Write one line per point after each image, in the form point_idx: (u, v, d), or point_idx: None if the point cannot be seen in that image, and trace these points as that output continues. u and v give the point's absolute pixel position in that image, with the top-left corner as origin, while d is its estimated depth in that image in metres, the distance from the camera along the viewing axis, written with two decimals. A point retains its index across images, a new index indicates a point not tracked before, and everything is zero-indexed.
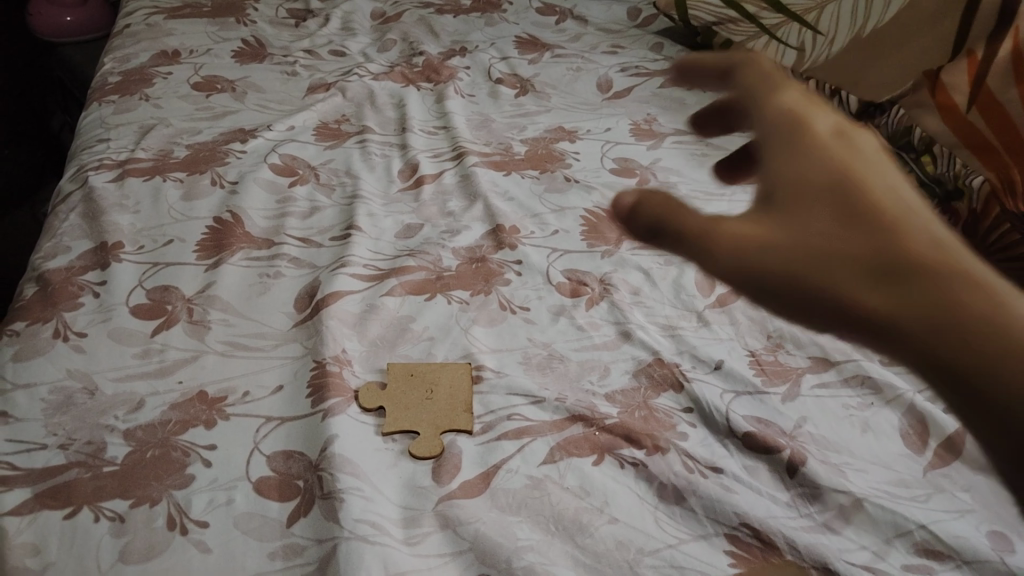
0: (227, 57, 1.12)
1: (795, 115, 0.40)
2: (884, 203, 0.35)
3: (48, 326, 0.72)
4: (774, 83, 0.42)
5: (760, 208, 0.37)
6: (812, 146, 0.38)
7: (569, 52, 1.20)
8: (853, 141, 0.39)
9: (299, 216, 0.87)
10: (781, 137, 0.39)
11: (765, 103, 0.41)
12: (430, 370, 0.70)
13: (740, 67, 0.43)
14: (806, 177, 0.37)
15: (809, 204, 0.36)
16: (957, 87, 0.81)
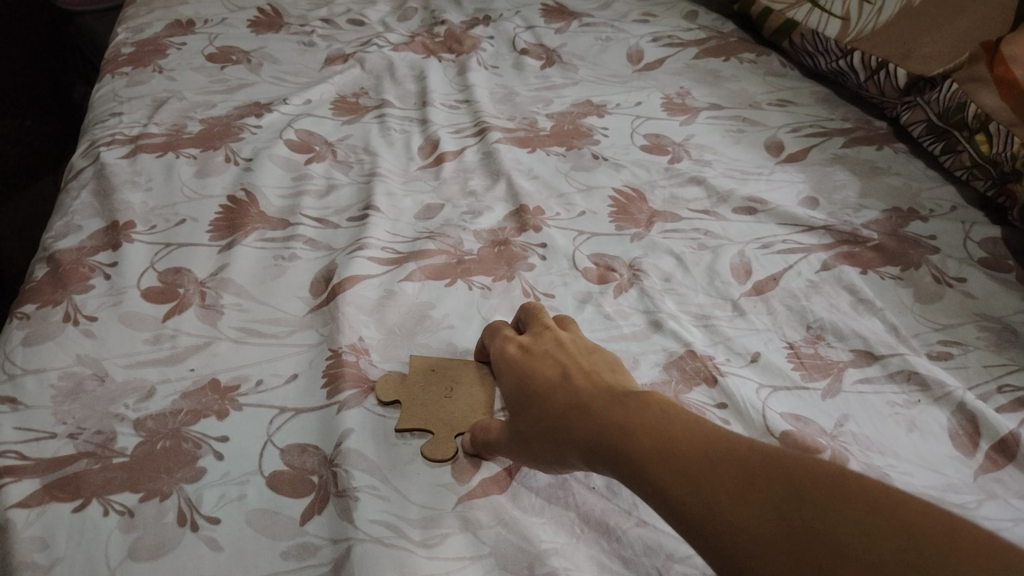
0: (242, 27, 1.08)
1: (519, 361, 0.59)
2: (585, 403, 0.51)
3: (58, 309, 0.70)
4: (501, 345, 0.62)
5: (525, 427, 0.54)
6: (541, 382, 0.56)
7: (597, 21, 1.14)
8: (564, 369, 0.56)
9: (315, 194, 0.84)
10: (523, 381, 0.57)
11: (494, 350, 0.63)
12: (451, 368, 0.67)
13: (490, 337, 0.65)
14: (539, 402, 0.54)
15: (544, 424, 0.52)
16: (1017, 59, 0.77)
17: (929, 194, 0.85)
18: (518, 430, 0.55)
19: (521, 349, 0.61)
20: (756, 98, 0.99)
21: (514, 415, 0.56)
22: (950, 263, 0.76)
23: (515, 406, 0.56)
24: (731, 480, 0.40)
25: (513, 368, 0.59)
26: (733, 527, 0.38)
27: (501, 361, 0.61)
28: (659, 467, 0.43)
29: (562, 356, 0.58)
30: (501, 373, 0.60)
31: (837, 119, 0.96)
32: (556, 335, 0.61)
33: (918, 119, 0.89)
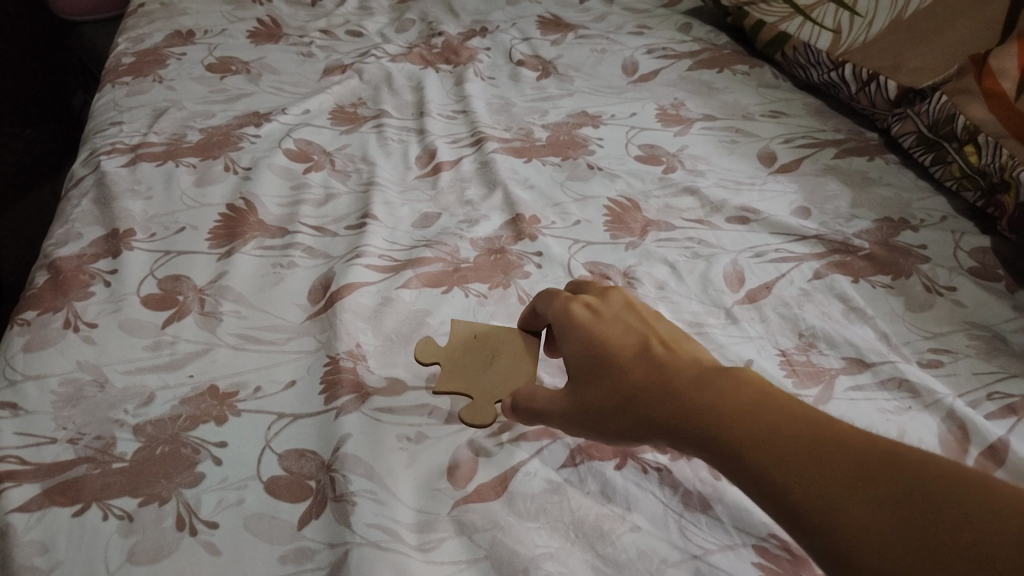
0: (241, 37, 1.09)
1: (589, 325, 0.57)
2: (666, 377, 0.50)
3: (58, 316, 0.71)
4: (565, 306, 0.61)
5: (603, 401, 0.53)
6: (612, 348, 0.55)
7: (593, 33, 1.16)
8: (642, 341, 0.55)
9: (313, 203, 0.85)
10: (597, 350, 0.55)
11: (554, 312, 0.61)
12: (491, 334, 0.68)
13: (548, 298, 0.63)
14: (617, 373, 0.53)
15: (620, 397, 0.52)
16: (1006, 72, 0.79)
17: (920, 204, 0.86)
18: (593, 401, 0.54)
19: (588, 313, 0.59)
20: (749, 110, 1.01)
21: (587, 385, 0.54)
22: (940, 272, 0.77)
23: (585, 374, 0.55)
24: (839, 470, 0.41)
25: (581, 333, 0.57)
26: (844, 515, 0.39)
27: (564, 324, 0.59)
28: (760, 454, 0.43)
29: (637, 327, 0.57)
30: (567, 339, 0.58)
31: (829, 131, 0.97)
32: (625, 302, 0.60)
33: (908, 131, 0.90)
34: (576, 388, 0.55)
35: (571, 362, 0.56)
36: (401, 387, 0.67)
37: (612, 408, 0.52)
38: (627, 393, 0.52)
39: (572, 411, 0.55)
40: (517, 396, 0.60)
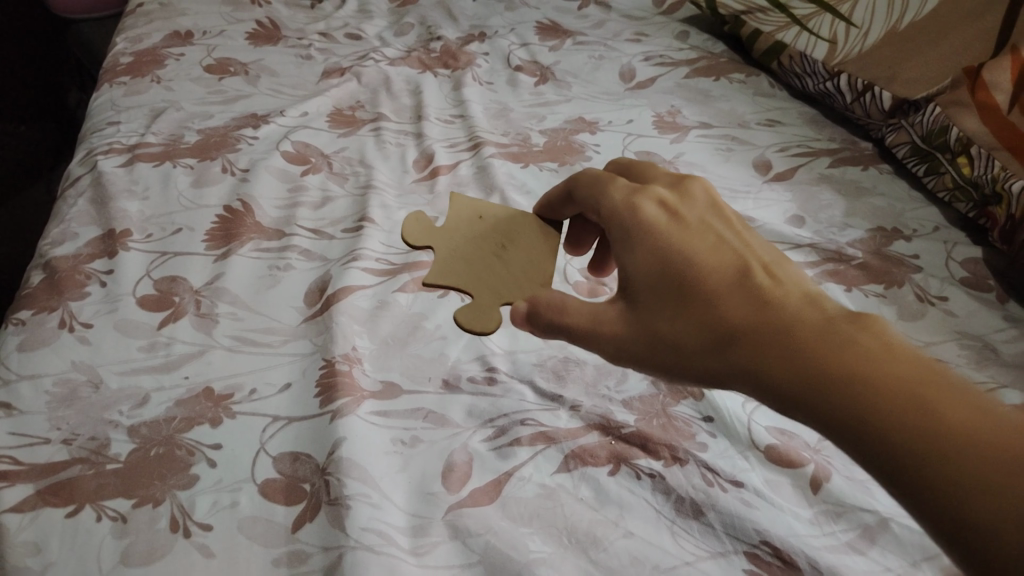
0: (240, 39, 1.09)
1: (661, 231, 0.54)
2: (749, 308, 0.47)
3: (54, 315, 0.71)
4: (634, 205, 0.57)
5: (670, 324, 0.50)
6: (686, 267, 0.51)
7: (591, 39, 1.16)
8: (723, 258, 0.52)
9: (310, 206, 0.85)
10: (668, 262, 0.52)
11: (618, 209, 0.58)
12: (501, 226, 0.72)
13: (612, 192, 0.60)
14: (691, 294, 0.50)
15: (693, 321, 0.49)
16: (998, 85, 0.80)
17: (913, 214, 0.87)
18: (658, 322, 0.51)
19: (660, 217, 0.55)
20: (745, 118, 1.01)
21: (652, 303, 0.51)
22: (932, 283, 0.77)
23: (653, 288, 0.52)
24: (930, 419, 0.38)
25: (652, 241, 0.54)
26: (934, 468, 0.36)
27: (632, 226, 0.56)
28: (844, 392, 0.41)
29: (717, 239, 0.54)
30: (632, 244, 0.55)
31: (824, 140, 0.98)
32: (705, 208, 0.57)
33: (902, 141, 0.91)
34: (640, 304, 0.52)
35: (636, 270, 0.53)
36: (396, 392, 0.67)
37: (676, 333, 0.49)
38: (696, 319, 0.49)
39: (624, 328, 0.52)
40: (560, 302, 0.57)
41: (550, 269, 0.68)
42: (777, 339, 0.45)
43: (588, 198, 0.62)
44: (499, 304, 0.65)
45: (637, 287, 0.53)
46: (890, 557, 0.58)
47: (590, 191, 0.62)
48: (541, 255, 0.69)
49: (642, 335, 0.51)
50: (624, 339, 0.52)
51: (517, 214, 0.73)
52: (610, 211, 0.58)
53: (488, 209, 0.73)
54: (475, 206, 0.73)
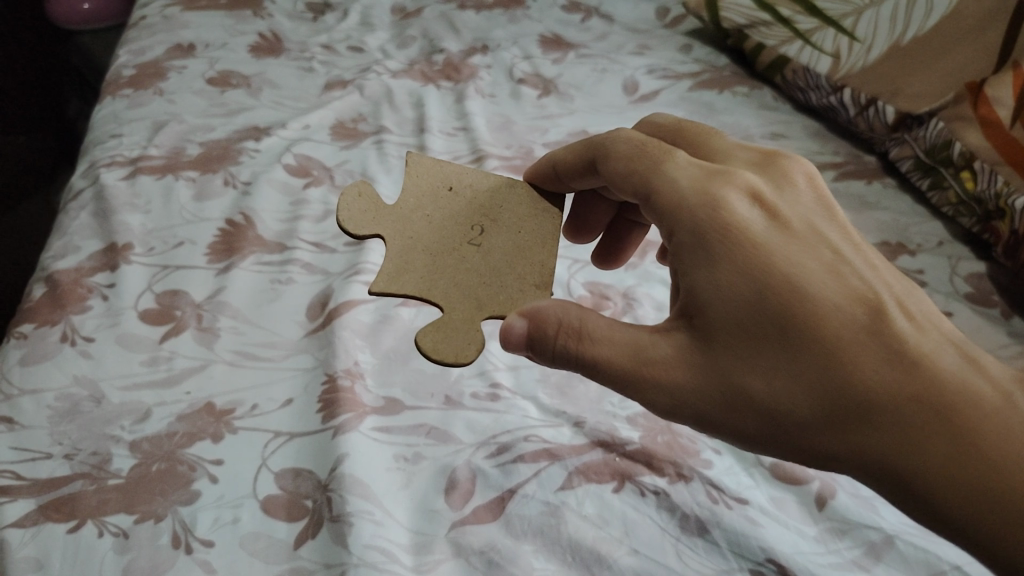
0: (243, 51, 1.09)
1: (761, 247, 0.48)
2: (885, 374, 0.46)
3: (55, 329, 0.70)
4: (718, 200, 0.50)
5: (770, 385, 0.47)
6: (805, 309, 0.47)
7: (594, 52, 1.16)
8: (838, 289, 0.48)
9: (312, 219, 0.85)
10: (770, 299, 0.47)
11: (691, 202, 0.50)
12: (476, 201, 0.60)
13: (678, 176, 0.52)
14: (800, 346, 0.47)
15: (815, 384, 0.47)
16: (1001, 100, 0.80)
17: (916, 228, 0.87)
18: (746, 380, 0.47)
19: (753, 223, 0.49)
20: (749, 131, 1.01)
21: (739, 351, 0.47)
22: (937, 297, 0.77)
23: (746, 328, 0.47)
24: None
25: (748, 258, 0.48)
26: None
27: (717, 232, 0.49)
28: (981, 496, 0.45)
29: (823, 257, 0.49)
30: (716, 259, 0.48)
31: (827, 153, 0.98)
32: (798, 203, 0.52)
33: (906, 154, 0.93)
34: (719, 351, 0.48)
35: (721, 299, 0.48)
36: (399, 407, 0.67)
37: (776, 395, 0.47)
38: (805, 380, 0.47)
39: (700, 380, 0.48)
40: (594, 331, 0.51)
41: (545, 264, 0.58)
42: (910, 417, 0.46)
43: (633, 173, 0.55)
44: (478, 319, 0.55)
45: (717, 326, 0.48)
46: (895, 574, 0.58)
47: (641, 166, 0.54)
48: (533, 244, 0.59)
49: (724, 391, 0.48)
50: (694, 392, 0.48)
51: (497, 184, 0.62)
52: (680, 198, 0.51)
53: (459, 177, 0.61)
54: (442, 174, 0.61)
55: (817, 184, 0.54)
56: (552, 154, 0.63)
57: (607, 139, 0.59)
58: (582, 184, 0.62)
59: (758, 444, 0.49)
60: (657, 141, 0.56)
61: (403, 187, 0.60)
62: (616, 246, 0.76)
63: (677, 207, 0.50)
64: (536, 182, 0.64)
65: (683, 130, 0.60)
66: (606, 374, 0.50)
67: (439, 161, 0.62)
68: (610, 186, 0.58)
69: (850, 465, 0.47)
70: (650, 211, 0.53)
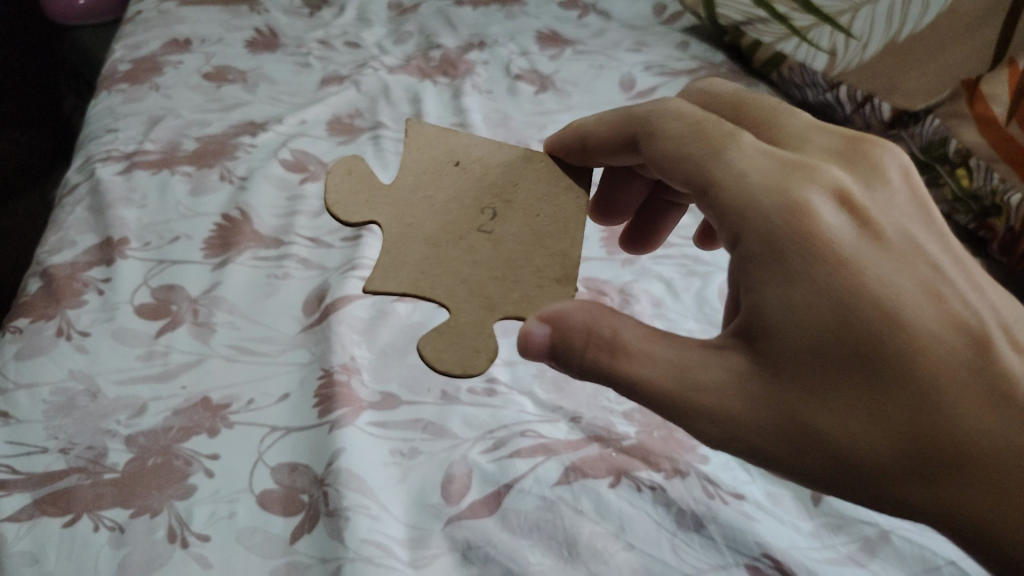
0: (239, 46, 1.09)
1: (850, 265, 0.43)
2: (983, 417, 0.42)
3: (51, 323, 0.70)
4: (800, 203, 0.44)
5: (844, 427, 0.43)
6: (897, 342, 0.42)
7: (591, 49, 1.16)
8: (939, 317, 0.43)
9: (309, 214, 0.84)
10: (856, 328, 0.42)
11: (764, 203, 0.45)
12: (486, 178, 0.56)
13: (747, 168, 0.46)
14: (886, 383, 0.42)
15: (900, 427, 0.42)
16: (997, 98, 0.81)
17: None
18: (815, 417, 0.43)
19: (840, 232, 0.44)
20: None
21: (810, 386, 0.43)
22: None
23: (823, 360, 0.43)
24: None
25: (834, 277, 0.43)
26: None
27: (795, 243, 0.44)
28: None
29: (921, 276, 0.44)
30: (793, 276, 0.43)
31: None
32: (891, 205, 0.47)
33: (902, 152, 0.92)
34: (785, 383, 0.44)
35: (796, 326, 0.43)
36: (396, 402, 0.67)
37: (849, 436, 0.43)
38: (888, 422, 0.43)
39: (760, 416, 0.44)
40: (633, 347, 0.47)
41: (566, 254, 0.53)
42: (1008, 470, 0.42)
43: (688, 157, 0.49)
44: (490, 322, 0.50)
45: (787, 355, 0.44)
46: (892, 569, 0.59)
47: (702, 151, 0.48)
48: (552, 229, 0.54)
49: (788, 428, 0.44)
50: (752, 427, 0.44)
51: (511, 160, 0.57)
52: (751, 196, 0.45)
53: (466, 152, 0.57)
54: (446, 149, 0.57)
55: (913, 180, 0.49)
56: (577, 125, 0.59)
57: (651, 113, 0.54)
58: (608, 159, 0.58)
59: (822, 485, 0.45)
60: (717, 118, 0.50)
61: (402, 163, 0.56)
62: (648, 229, 0.76)
63: (745, 207, 0.45)
64: (557, 154, 0.59)
65: (750, 104, 0.54)
66: (647, 398, 0.46)
67: (443, 133, 0.58)
68: (652, 164, 0.53)
69: (930, 518, 0.44)
70: (707, 203, 0.48)
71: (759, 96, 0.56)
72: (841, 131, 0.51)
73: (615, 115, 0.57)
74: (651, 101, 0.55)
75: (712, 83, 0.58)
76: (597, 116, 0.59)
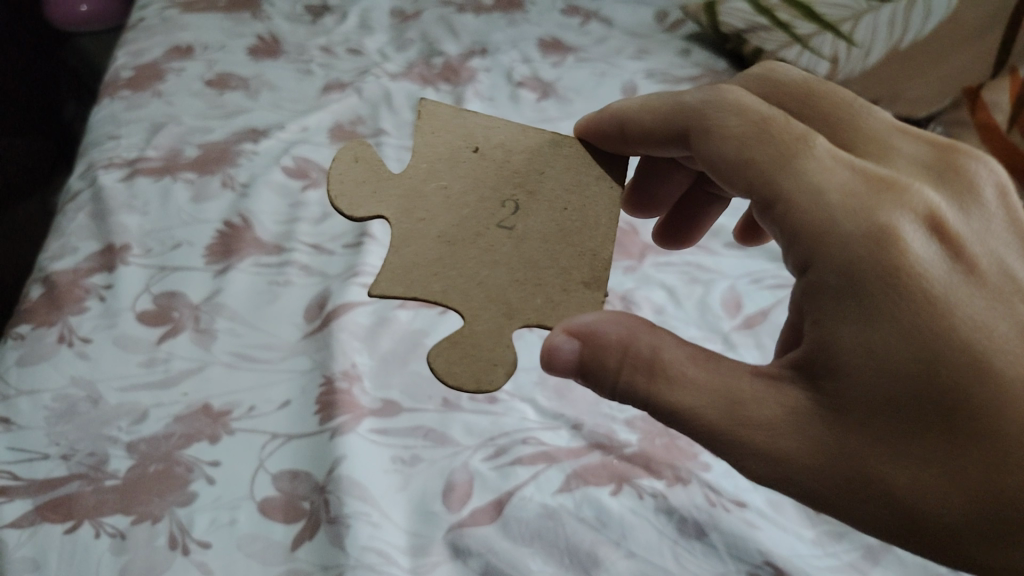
0: (241, 53, 1.09)
1: (935, 305, 0.42)
2: None
3: (53, 330, 0.70)
4: (886, 229, 0.42)
5: (914, 480, 0.42)
6: (985, 392, 0.41)
7: (592, 56, 1.16)
8: None
9: (310, 221, 0.84)
10: (940, 375, 0.41)
11: (844, 229, 0.43)
12: (508, 167, 0.54)
13: (826, 184, 0.44)
14: (967, 435, 0.41)
15: (978, 484, 0.41)
16: (998, 106, 0.86)
17: None
18: (880, 465, 0.42)
19: (928, 264, 0.42)
20: None
21: (882, 434, 0.42)
22: None
23: (899, 405, 0.41)
24: None
25: (920, 316, 0.41)
26: None
27: (879, 276, 0.42)
28: None
29: (1017, 315, 0.42)
30: (874, 314, 0.42)
31: None
32: (983, 234, 0.45)
33: None
34: (850, 429, 0.42)
35: (874, 368, 0.41)
36: (397, 409, 0.67)
37: (918, 490, 0.42)
38: (965, 478, 0.41)
39: (821, 463, 0.43)
40: (674, 373, 0.45)
41: (596, 254, 0.51)
42: None
43: (751, 162, 0.46)
44: (508, 330, 0.48)
45: (857, 400, 0.42)
46: None
47: (770, 157, 0.46)
48: (580, 225, 0.52)
49: (850, 476, 0.42)
50: (810, 473, 0.43)
51: (535, 146, 0.55)
52: (831, 217, 0.43)
53: (486, 136, 0.55)
54: (465, 133, 0.55)
55: (1008, 201, 0.47)
56: (614, 110, 0.57)
57: (703, 105, 0.51)
58: (647, 149, 0.56)
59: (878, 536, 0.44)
60: (784, 116, 0.47)
61: (414, 148, 0.54)
62: (685, 227, 0.76)
63: (824, 232, 0.43)
64: (589, 138, 0.57)
65: (822, 101, 0.52)
66: (691, 432, 0.45)
67: (460, 114, 0.56)
68: (703, 158, 0.50)
69: None
70: (771, 218, 0.46)
71: (831, 87, 0.53)
72: (928, 140, 0.50)
73: (657, 104, 0.55)
74: (701, 88, 0.52)
75: (773, 70, 0.56)
76: (635, 102, 0.57)
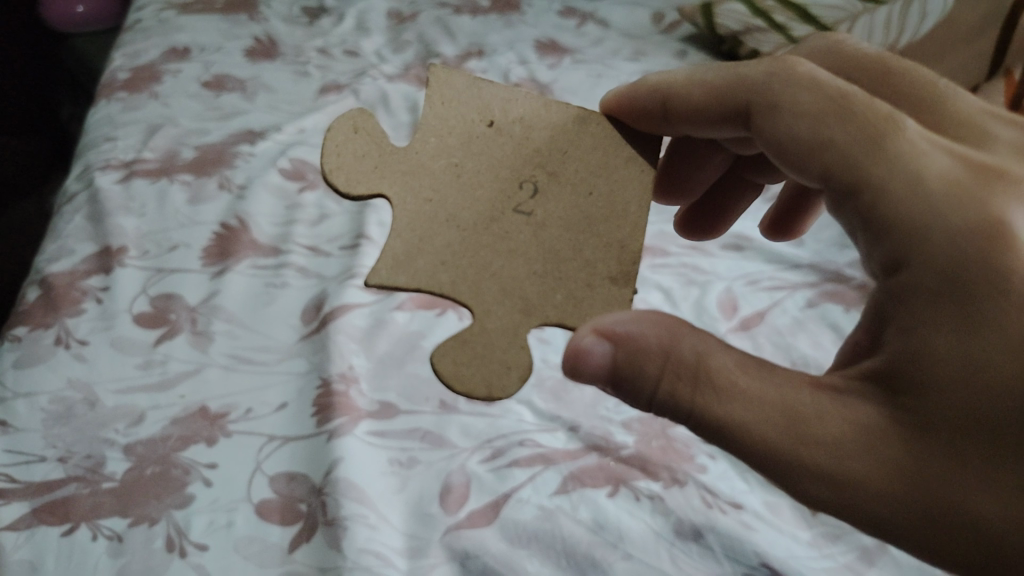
0: (238, 55, 1.09)
1: None
2: None
3: (49, 332, 0.70)
4: (996, 224, 0.40)
5: (995, 505, 0.39)
6: None
7: (589, 58, 1.16)
8: None
9: (306, 223, 0.85)
10: None
11: (942, 226, 0.40)
12: (528, 144, 0.51)
13: (926, 172, 0.41)
14: None
15: None
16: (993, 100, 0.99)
17: None
18: (963, 489, 0.40)
19: None
20: None
21: (967, 453, 0.39)
22: None
23: (994, 423, 0.39)
24: None
25: None
26: None
27: (983, 277, 0.39)
28: None
29: None
30: (974, 324, 0.39)
31: None
32: None
33: None
34: (927, 448, 0.40)
35: (966, 382, 0.39)
36: (394, 411, 0.67)
37: (1003, 515, 0.39)
38: None
39: (893, 485, 0.40)
40: (723, 384, 0.43)
41: (624, 244, 0.49)
42: None
43: (831, 143, 0.43)
44: (524, 328, 0.46)
45: (941, 418, 0.39)
46: None
47: (855, 140, 0.42)
48: (607, 212, 0.49)
49: (923, 499, 0.40)
50: (878, 494, 0.41)
51: (559, 122, 0.52)
52: (932, 212, 0.40)
53: (503, 110, 0.52)
54: (480, 105, 0.52)
55: None
56: (654, 84, 0.55)
57: (769, 81, 0.48)
58: (693, 122, 0.56)
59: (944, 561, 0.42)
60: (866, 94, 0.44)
61: (423, 119, 0.51)
62: (716, 211, 0.76)
63: (922, 228, 0.40)
64: (623, 105, 0.54)
65: (902, 83, 0.51)
66: (747, 449, 0.42)
67: (474, 84, 0.52)
68: (769, 138, 0.47)
69: None
70: (854, 207, 0.43)
71: (908, 70, 0.52)
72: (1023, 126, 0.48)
73: (708, 81, 0.54)
74: (768, 60, 0.49)
75: (842, 43, 0.55)
76: (682, 74, 0.56)
